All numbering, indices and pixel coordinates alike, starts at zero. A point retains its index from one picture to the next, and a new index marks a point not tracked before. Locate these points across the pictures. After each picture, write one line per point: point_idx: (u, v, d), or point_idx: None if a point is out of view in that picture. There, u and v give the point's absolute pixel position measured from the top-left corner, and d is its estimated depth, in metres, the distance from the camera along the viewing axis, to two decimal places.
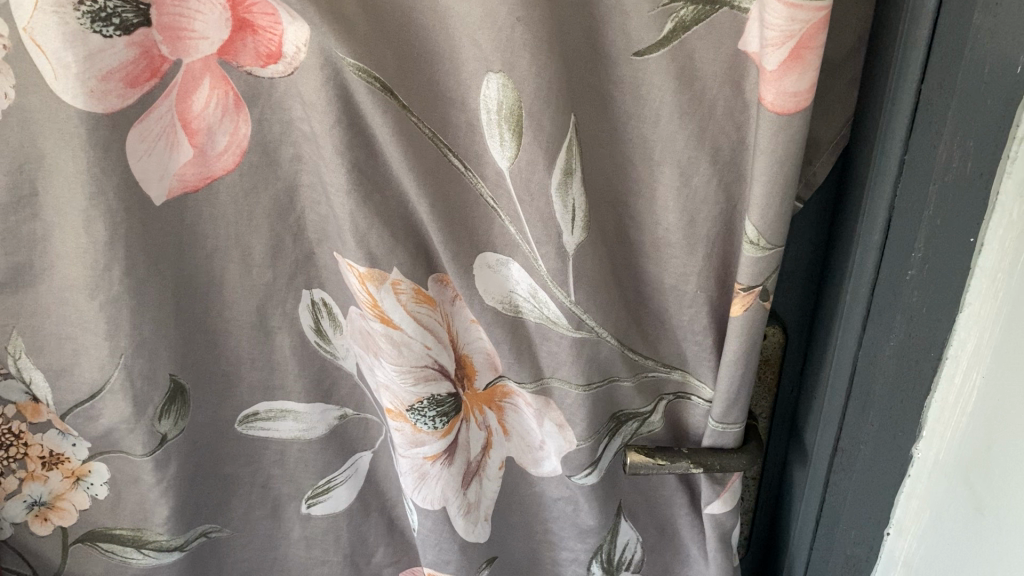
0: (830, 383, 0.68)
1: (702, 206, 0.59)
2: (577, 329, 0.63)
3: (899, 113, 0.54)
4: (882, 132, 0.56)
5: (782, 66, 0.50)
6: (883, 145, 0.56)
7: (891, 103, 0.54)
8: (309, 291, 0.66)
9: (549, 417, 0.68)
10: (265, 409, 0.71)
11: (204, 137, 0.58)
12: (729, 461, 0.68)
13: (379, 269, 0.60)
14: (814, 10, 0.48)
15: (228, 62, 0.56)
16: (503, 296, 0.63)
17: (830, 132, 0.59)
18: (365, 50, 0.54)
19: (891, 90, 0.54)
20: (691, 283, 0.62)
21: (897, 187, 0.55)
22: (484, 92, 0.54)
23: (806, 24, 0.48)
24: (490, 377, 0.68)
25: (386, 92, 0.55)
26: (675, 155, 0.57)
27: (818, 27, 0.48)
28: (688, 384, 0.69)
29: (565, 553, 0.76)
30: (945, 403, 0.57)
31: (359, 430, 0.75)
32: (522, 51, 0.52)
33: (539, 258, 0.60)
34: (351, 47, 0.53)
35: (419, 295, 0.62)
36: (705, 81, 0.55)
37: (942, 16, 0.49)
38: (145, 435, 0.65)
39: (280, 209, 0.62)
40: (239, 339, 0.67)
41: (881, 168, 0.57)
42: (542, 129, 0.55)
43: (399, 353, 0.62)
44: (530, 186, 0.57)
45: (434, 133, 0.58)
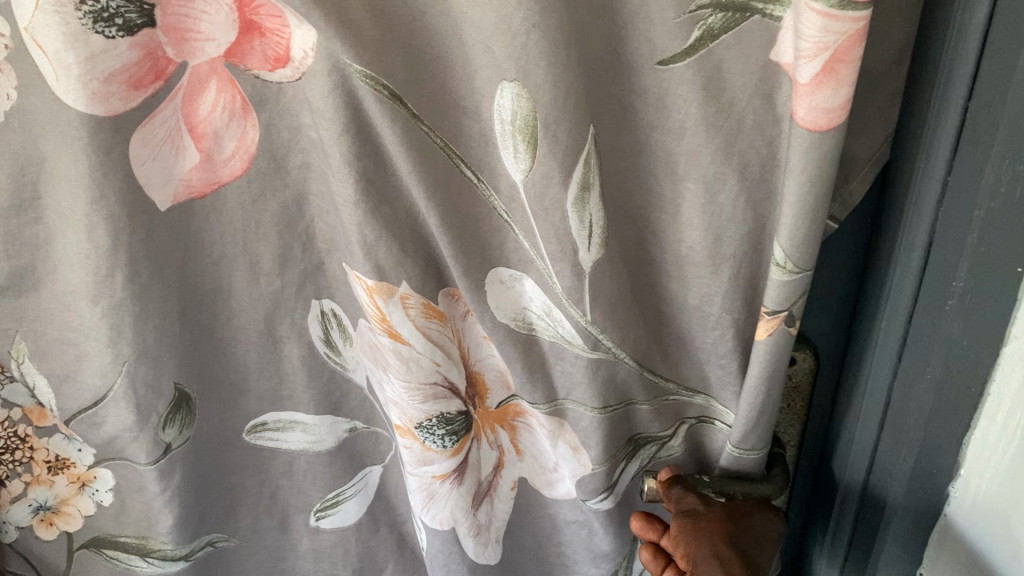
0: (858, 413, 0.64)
1: (729, 225, 0.56)
2: (592, 350, 0.60)
3: (942, 130, 0.49)
4: (921, 151, 0.52)
5: (815, 80, 0.47)
6: (923, 167, 0.52)
7: (933, 122, 0.50)
8: (319, 301, 0.64)
9: (563, 439, 0.65)
10: (273, 419, 0.69)
11: (211, 142, 0.56)
12: (756, 488, 0.64)
13: (387, 282, 0.58)
14: (851, 20, 0.44)
15: (236, 65, 0.54)
16: (517, 312, 0.60)
17: (869, 151, 0.55)
18: (374, 56, 0.51)
19: (935, 106, 0.50)
20: (715, 305, 0.59)
21: (937, 211, 0.51)
22: (498, 101, 0.52)
23: (842, 35, 0.45)
24: (503, 396, 0.66)
25: (394, 100, 0.52)
26: (700, 170, 0.54)
27: (855, 39, 0.45)
28: (712, 409, 0.65)
29: None
30: (987, 441, 0.53)
31: (369, 443, 0.72)
32: (537, 59, 0.49)
33: (554, 275, 0.57)
34: (359, 53, 0.51)
35: (429, 310, 0.60)
36: (734, 93, 0.52)
37: (992, 30, 0.45)
38: (150, 443, 0.64)
39: (288, 216, 0.60)
40: (247, 348, 0.65)
41: (920, 191, 0.52)
42: (558, 140, 0.52)
43: (407, 369, 0.60)
44: (545, 201, 0.54)
45: (446, 142, 0.55)
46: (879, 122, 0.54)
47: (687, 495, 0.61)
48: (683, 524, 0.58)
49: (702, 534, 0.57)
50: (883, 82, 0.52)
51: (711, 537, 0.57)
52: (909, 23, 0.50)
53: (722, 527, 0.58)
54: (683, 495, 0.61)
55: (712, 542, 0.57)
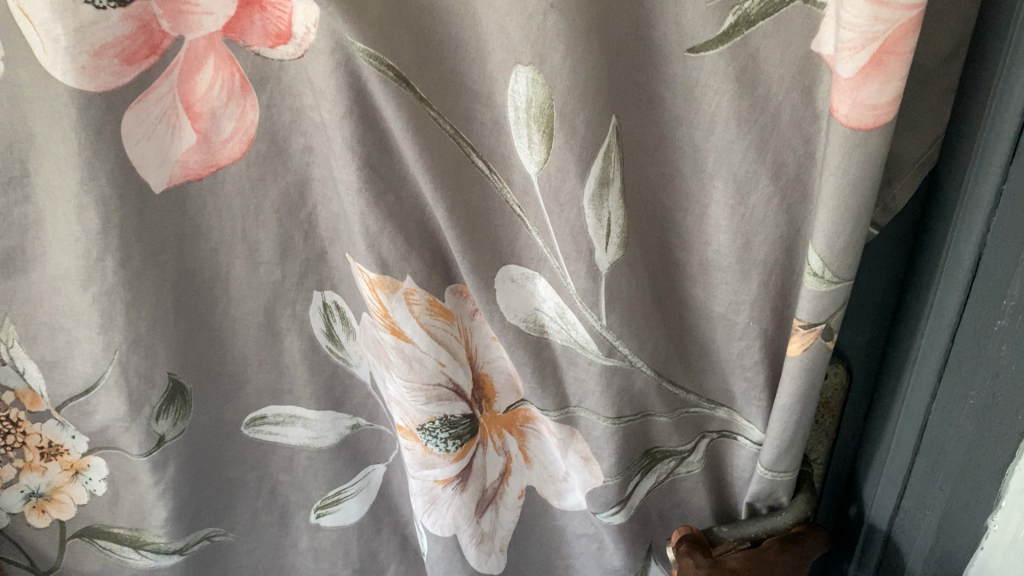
0: (894, 431, 0.60)
1: (759, 229, 0.52)
2: (607, 357, 0.56)
3: (999, 134, 0.44)
4: (973, 154, 0.47)
5: (860, 74, 0.42)
6: (976, 174, 0.47)
7: (989, 127, 0.45)
8: (321, 292, 0.61)
9: (574, 448, 0.61)
10: (273, 414, 0.66)
11: (208, 122, 0.53)
12: (773, 527, 0.61)
13: (391, 277, 0.55)
14: (903, 8, 0.40)
15: (235, 40, 0.51)
16: (528, 313, 0.56)
17: (918, 153, 0.50)
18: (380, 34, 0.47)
19: (992, 108, 0.45)
20: (742, 313, 0.55)
21: (990, 221, 0.47)
22: (513, 86, 0.47)
23: (892, 25, 0.40)
24: (512, 399, 0.62)
25: (399, 82, 0.48)
26: (729, 168, 0.50)
27: (907, 29, 0.40)
28: (735, 423, 0.61)
29: None
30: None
31: (373, 442, 0.69)
32: (555, 41, 0.45)
33: (568, 276, 0.53)
34: (362, 30, 0.47)
35: (434, 307, 0.57)
36: (770, 85, 0.48)
37: None
38: (142, 434, 0.61)
39: (290, 202, 0.57)
40: (246, 339, 0.62)
41: (971, 199, 0.48)
42: (575, 131, 0.47)
43: (410, 368, 0.57)
44: (560, 196, 0.50)
45: (456, 129, 0.51)
46: (931, 121, 0.49)
47: (683, 556, 0.60)
48: None
49: None
50: (938, 77, 0.48)
51: None
52: (969, 12, 0.45)
53: None
54: (681, 556, 0.60)
55: None
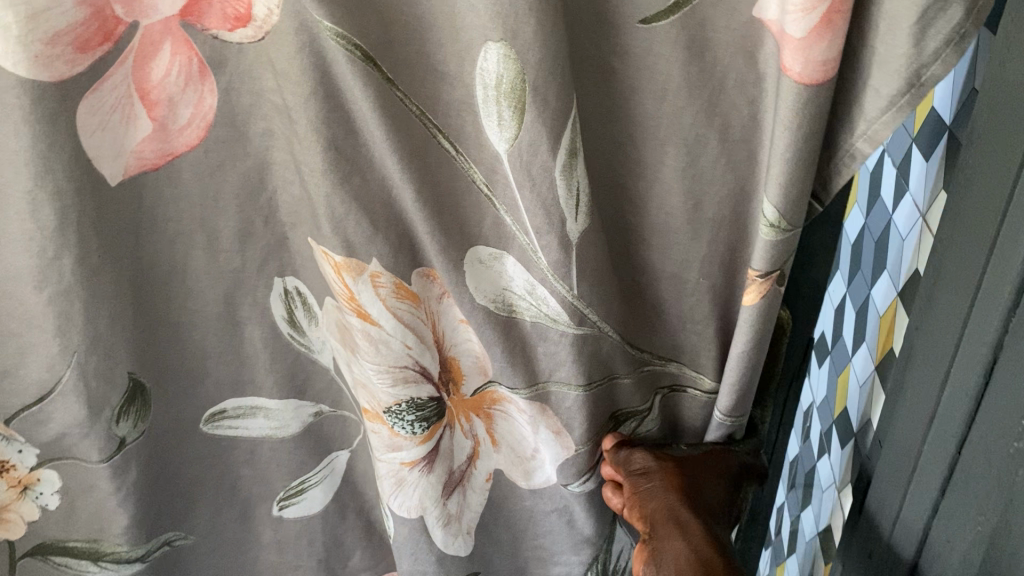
0: (897, 484, 0.57)
1: (708, 187, 0.56)
2: (578, 326, 0.58)
3: (1000, 178, 0.43)
4: (999, 215, 0.43)
5: (811, 32, 0.47)
6: (986, 300, 0.45)
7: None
8: (282, 278, 0.60)
9: (544, 424, 0.63)
10: (234, 407, 0.65)
11: (165, 109, 0.52)
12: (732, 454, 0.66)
13: (356, 260, 0.55)
14: None
15: (193, 24, 0.50)
16: (496, 292, 0.58)
17: (870, 117, 0.52)
18: (349, 16, 0.47)
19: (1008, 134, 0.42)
20: (693, 269, 0.59)
21: (1009, 290, 0.43)
22: (482, 64, 0.49)
23: None
24: (479, 381, 0.62)
25: (367, 62, 0.48)
26: (681, 132, 0.54)
27: None
28: (685, 376, 0.65)
29: (558, 568, 0.71)
30: None
31: (335, 428, 0.69)
32: (527, 17, 0.46)
33: (539, 250, 0.55)
34: (333, 10, 0.47)
35: (401, 290, 0.57)
36: (717, 51, 0.51)
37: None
38: (103, 439, 0.59)
39: (249, 188, 0.56)
40: (205, 333, 0.61)
41: (983, 297, 0.46)
42: (546, 104, 0.49)
43: (377, 352, 0.58)
44: (531, 170, 0.52)
45: (422, 110, 0.52)
46: (866, 92, 0.51)
47: (633, 454, 0.62)
48: (636, 484, 0.61)
49: (659, 488, 0.60)
50: (878, 47, 0.49)
51: (665, 492, 0.59)
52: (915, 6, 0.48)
53: (676, 479, 0.60)
54: (631, 455, 0.62)
55: (665, 495, 0.59)
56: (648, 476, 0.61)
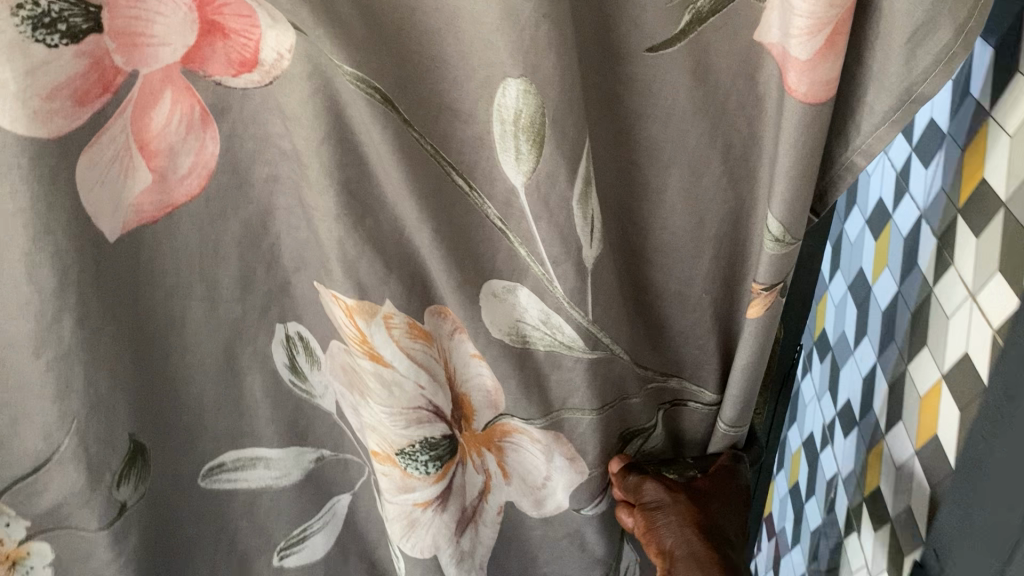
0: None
1: (712, 208, 0.57)
2: (593, 349, 0.59)
3: None
4: None
5: (815, 55, 0.48)
6: None
7: None
8: (284, 324, 0.59)
9: (559, 452, 0.64)
10: (232, 459, 0.63)
11: (165, 159, 0.50)
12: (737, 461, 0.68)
13: (369, 302, 0.54)
14: None
15: (195, 71, 0.48)
16: (512, 327, 0.58)
17: (864, 133, 0.53)
18: (367, 57, 0.47)
19: None
20: (696, 287, 0.60)
21: None
22: (500, 100, 0.49)
23: (841, 10, 0.46)
24: (490, 415, 0.62)
25: (387, 103, 0.48)
26: (686, 156, 0.55)
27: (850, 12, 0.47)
28: (686, 390, 0.66)
29: None
30: None
31: (337, 472, 0.67)
32: (546, 52, 0.47)
33: (555, 279, 0.55)
34: (350, 53, 0.46)
35: (413, 329, 0.56)
36: (719, 76, 0.53)
37: None
38: (103, 506, 0.56)
39: (251, 234, 0.55)
40: (203, 386, 0.59)
41: None
42: (566, 136, 0.50)
43: (390, 394, 0.56)
44: (548, 201, 0.52)
45: (436, 149, 0.52)
46: (860, 110, 0.52)
47: (644, 483, 0.62)
48: (652, 515, 0.60)
49: (677, 518, 0.59)
50: (871, 65, 0.50)
51: (683, 522, 0.58)
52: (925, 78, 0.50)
53: (691, 507, 0.60)
54: (641, 483, 0.62)
55: (683, 526, 0.58)
56: (663, 507, 0.60)
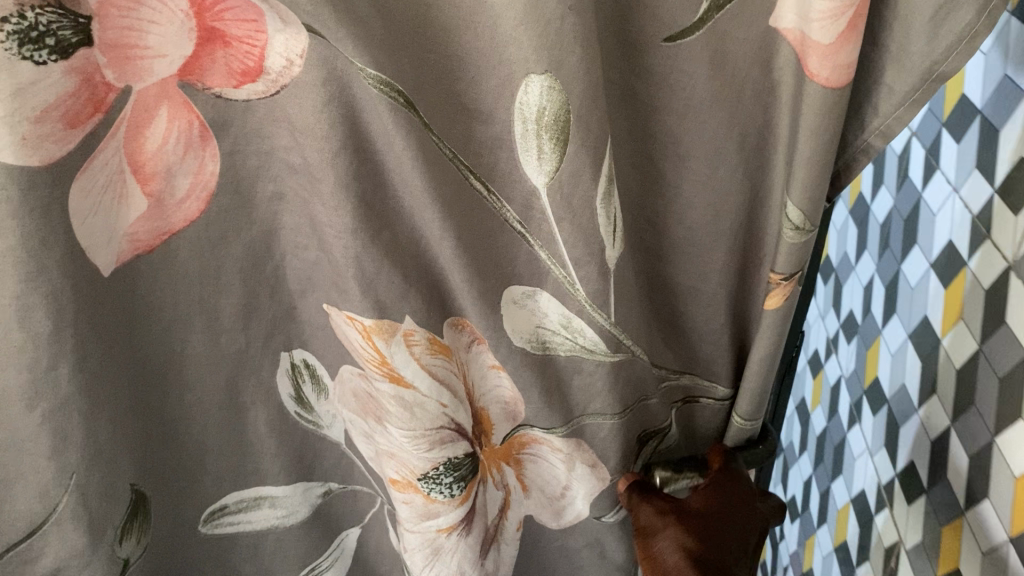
0: None
1: (728, 199, 0.56)
2: (615, 352, 0.56)
3: None
4: None
5: (839, 38, 0.47)
6: None
7: None
8: (289, 352, 0.55)
9: (581, 461, 0.61)
10: (235, 501, 0.58)
11: (162, 182, 0.46)
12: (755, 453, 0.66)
13: (388, 320, 0.51)
14: None
15: (193, 83, 0.44)
16: (532, 334, 0.55)
17: (883, 113, 0.53)
18: (388, 59, 0.44)
19: None
20: (711, 281, 0.59)
21: None
22: (522, 97, 0.46)
23: None
24: (508, 429, 0.60)
25: (409, 107, 0.45)
26: (704, 147, 0.54)
27: None
28: (698, 385, 0.65)
29: None
30: None
31: (346, 505, 0.64)
32: (572, 45, 0.45)
33: (578, 282, 0.52)
34: (373, 55, 0.43)
35: (434, 345, 0.53)
36: (737, 64, 0.51)
37: None
38: (105, 565, 0.51)
39: (254, 258, 0.51)
40: (204, 424, 0.54)
41: None
42: (590, 133, 0.48)
43: (410, 416, 0.53)
44: (573, 203, 0.49)
45: (455, 152, 0.49)
46: (879, 89, 0.53)
47: (639, 506, 0.60)
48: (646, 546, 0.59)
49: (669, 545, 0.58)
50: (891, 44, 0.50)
51: (674, 552, 0.57)
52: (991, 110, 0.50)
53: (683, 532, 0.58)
54: (636, 507, 0.60)
55: (674, 557, 0.57)
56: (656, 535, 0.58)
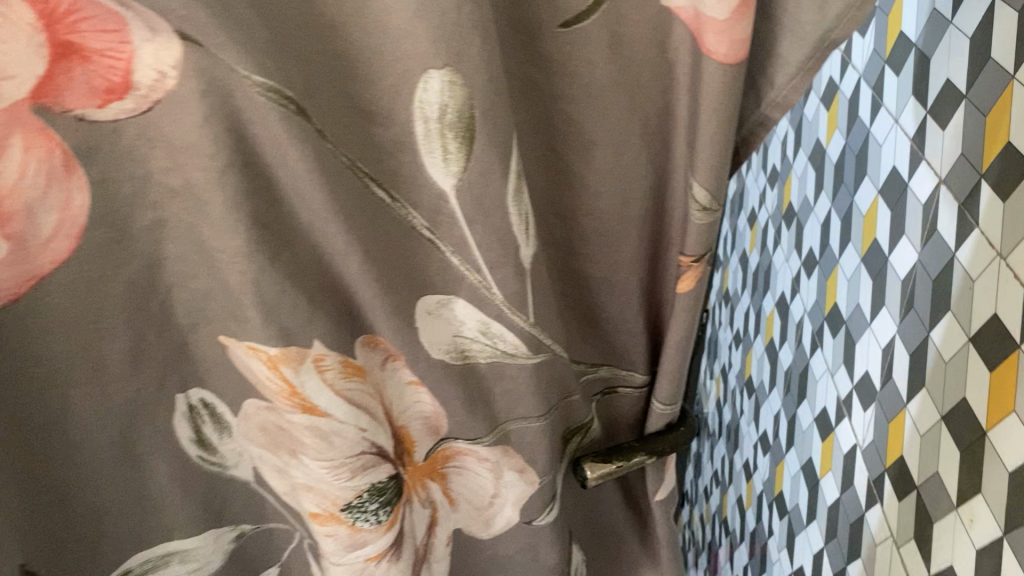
0: None
1: (633, 185, 0.55)
2: (536, 353, 0.54)
3: None
4: None
5: (734, 13, 0.46)
6: None
7: None
8: (185, 393, 0.50)
9: (508, 467, 0.58)
10: (139, 564, 0.52)
11: (24, 222, 0.39)
12: (677, 435, 0.65)
13: (297, 347, 0.47)
14: None
15: (49, 107, 0.38)
16: (451, 346, 0.53)
17: (779, 85, 0.52)
18: (275, 65, 0.41)
19: None
20: (622, 270, 0.59)
21: None
22: (422, 95, 0.43)
23: None
24: (431, 444, 0.56)
25: (302, 116, 0.42)
26: (606, 134, 0.53)
27: None
28: (616, 376, 0.65)
29: None
30: None
31: (261, 547, 0.58)
32: (471, 36, 0.42)
33: (495, 286, 0.50)
34: (261, 62, 0.40)
35: (347, 367, 0.50)
36: (633, 46, 0.50)
37: None
38: None
39: (139, 296, 0.45)
40: (97, 483, 0.49)
41: None
42: (496, 129, 0.45)
43: (330, 445, 0.49)
44: (484, 203, 0.47)
45: (353, 159, 0.45)
46: (773, 63, 0.52)
47: None
48: None
49: None
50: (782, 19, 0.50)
51: None
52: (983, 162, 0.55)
53: None
54: None
55: None
56: None
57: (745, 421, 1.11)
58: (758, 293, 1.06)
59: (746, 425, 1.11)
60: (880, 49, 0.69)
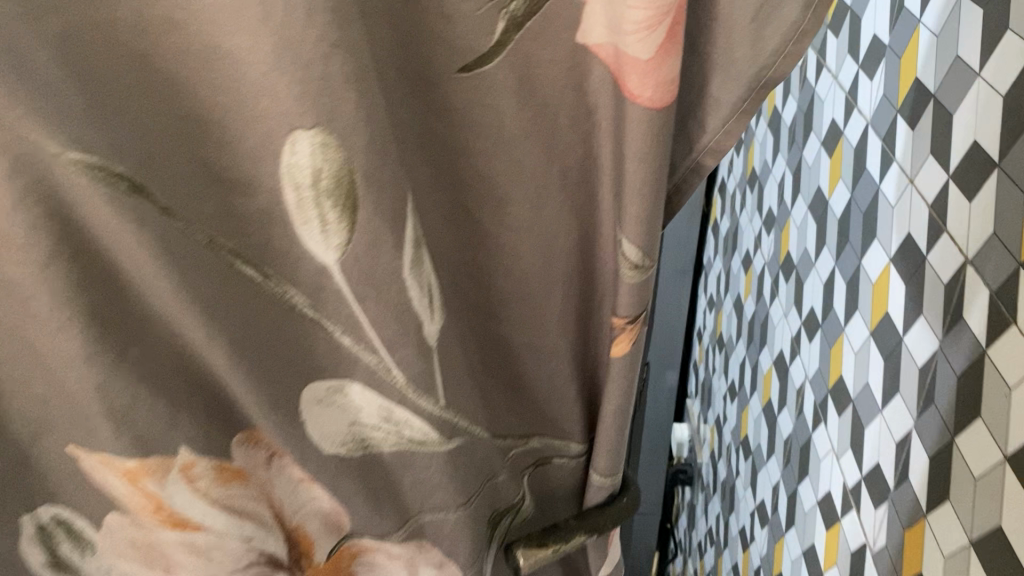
0: None
1: (555, 241, 0.49)
2: (450, 439, 0.48)
3: None
4: None
5: (659, 50, 0.40)
6: None
7: None
8: (32, 511, 0.40)
9: (424, 562, 0.52)
10: None
11: None
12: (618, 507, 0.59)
13: (156, 457, 0.40)
14: None
15: None
16: (348, 437, 0.46)
17: (711, 129, 0.47)
18: (101, 133, 0.34)
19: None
20: (549, 333, 0.53)
21: None
22: (290, 158, 0.36)
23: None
24: (333, 542, 0.49)
25: (137, 192, 0.35)
26: (521, 188, 0.47)
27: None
28: (549, 446, 0.58)
29: None
30: None
31: None
32: (343, 91, 0.35)
33: (394, 367, 0.43)
34: (79, 132, 0.33)
35: (223, 473, 0.43)
36: (547, 90, 0.44)
37: None
38: None
39: None
40: None
41: None
42: (382, 194, 0.38)
43: (207, 562, 0.43)
44: (376, 278, 0.40)
45: (212, 235, 0.38)
46: (706, 103, 0.47)
47: None
48: None
49: None
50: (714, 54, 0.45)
51: None
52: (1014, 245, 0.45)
53: None
54: None
55: None
56: None
57: (741, 485, 1.03)
58: (756, 345, 1.00)
59: (743, 489, 1.03)
60: (890, 97, 0.61)
